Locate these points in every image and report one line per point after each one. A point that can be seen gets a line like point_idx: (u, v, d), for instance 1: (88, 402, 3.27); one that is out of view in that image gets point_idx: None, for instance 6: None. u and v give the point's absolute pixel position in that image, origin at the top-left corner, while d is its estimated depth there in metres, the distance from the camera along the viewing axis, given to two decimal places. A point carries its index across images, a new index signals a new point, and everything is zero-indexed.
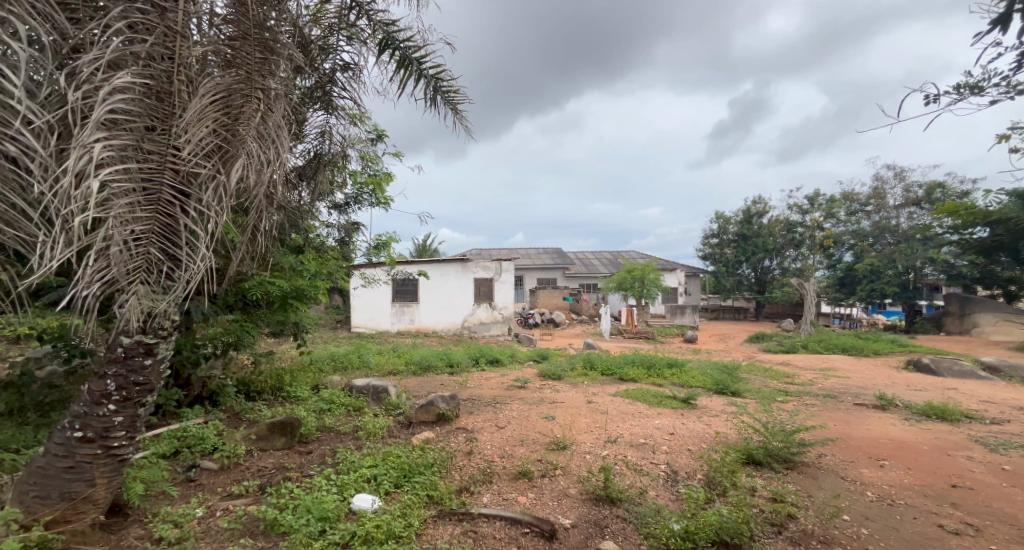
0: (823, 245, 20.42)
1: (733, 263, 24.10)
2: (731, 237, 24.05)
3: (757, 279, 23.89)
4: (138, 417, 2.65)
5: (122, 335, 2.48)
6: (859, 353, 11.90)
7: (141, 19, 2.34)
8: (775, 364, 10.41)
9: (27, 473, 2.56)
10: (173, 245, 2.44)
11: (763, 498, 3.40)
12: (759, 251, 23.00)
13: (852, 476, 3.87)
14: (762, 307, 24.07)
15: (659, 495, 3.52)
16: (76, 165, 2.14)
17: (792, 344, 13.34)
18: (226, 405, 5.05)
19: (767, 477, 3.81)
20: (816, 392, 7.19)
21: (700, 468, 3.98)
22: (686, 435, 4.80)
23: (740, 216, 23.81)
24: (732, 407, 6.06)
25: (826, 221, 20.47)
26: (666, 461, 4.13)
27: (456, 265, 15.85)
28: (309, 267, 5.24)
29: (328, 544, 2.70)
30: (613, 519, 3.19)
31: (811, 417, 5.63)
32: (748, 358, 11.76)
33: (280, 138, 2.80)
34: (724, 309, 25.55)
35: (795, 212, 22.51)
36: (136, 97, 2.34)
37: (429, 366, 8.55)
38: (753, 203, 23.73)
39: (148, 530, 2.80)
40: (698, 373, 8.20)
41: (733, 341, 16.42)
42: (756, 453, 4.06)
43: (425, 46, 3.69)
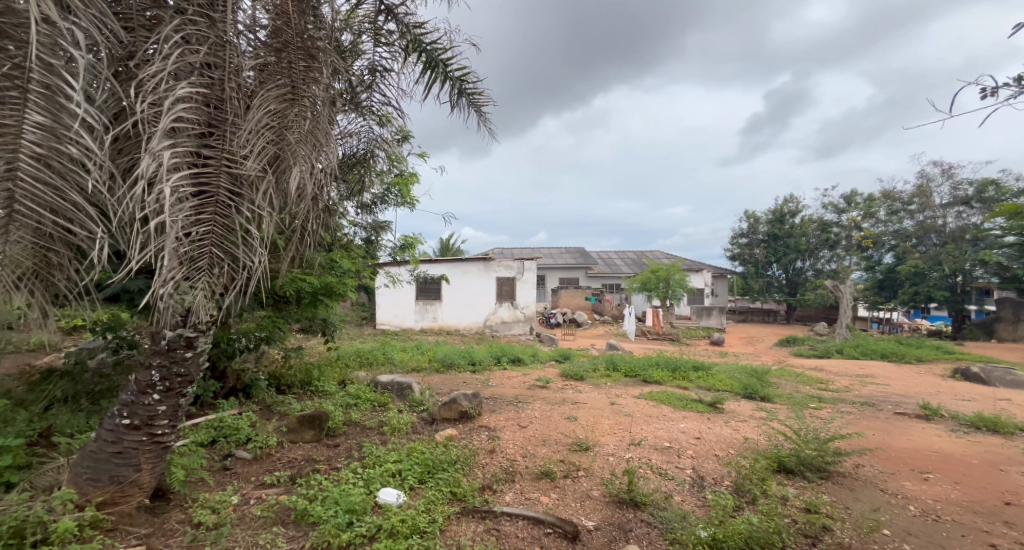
0: (860, 245, 19.81)
1: (763, 264, 23.61)
2: (760, 237, 23.53)
3: (788, 280, 23.37)
4: (179, 407, 2.78)
5: (165, 328, 2.60)
6: (900, 359, 11.50)
7: (194, 31, 2.48)
8: (808, 369, 10.18)
9: (80, 455, 2.69)
10: (231, 245, 2.55)
11: (796, 508, 3.35)
12: (790, 252, 22.47)
13: (893, 489, 3.77)
14: (792, 310, 23.50)
15: (685, 501, 3.50)
16: (146, 171, 2.26)
17: (826, 349, 12.96)
18: (259, 397, 5.25)
19: (799, 487, 3.74)
20: (852, 399, 7.00)
21: (728, 474, 3.93)
22: (713, 440, 4.75)
23: (770, 216, 23.28)
24: (761, 412, 5.97)
25: (864, 221, 19.83)
26: (691, 466, 4.10)
27: (478, 264, 15.96)
28: (339, 265, 5.40)
29: (355, 537, 2.78)
30: (637, 522, 3.19)
31: (847, 426, 5.47)
32: (778, 362, 11.56)
33: (327, 145, 2.94)
34: (752, 311, 25.06)
35: (830, 212, 21.88)
36: (194, 105, 2.45)
37: (451, 364, 8.68)
38: (786, 201, 23.14)
39: (188, 515, 2.91)
40: (724, 377, 8.09)
41: (763, 344, 16.01)
42: (787, 461, 3.99)
43: (452, 47, 3.73)
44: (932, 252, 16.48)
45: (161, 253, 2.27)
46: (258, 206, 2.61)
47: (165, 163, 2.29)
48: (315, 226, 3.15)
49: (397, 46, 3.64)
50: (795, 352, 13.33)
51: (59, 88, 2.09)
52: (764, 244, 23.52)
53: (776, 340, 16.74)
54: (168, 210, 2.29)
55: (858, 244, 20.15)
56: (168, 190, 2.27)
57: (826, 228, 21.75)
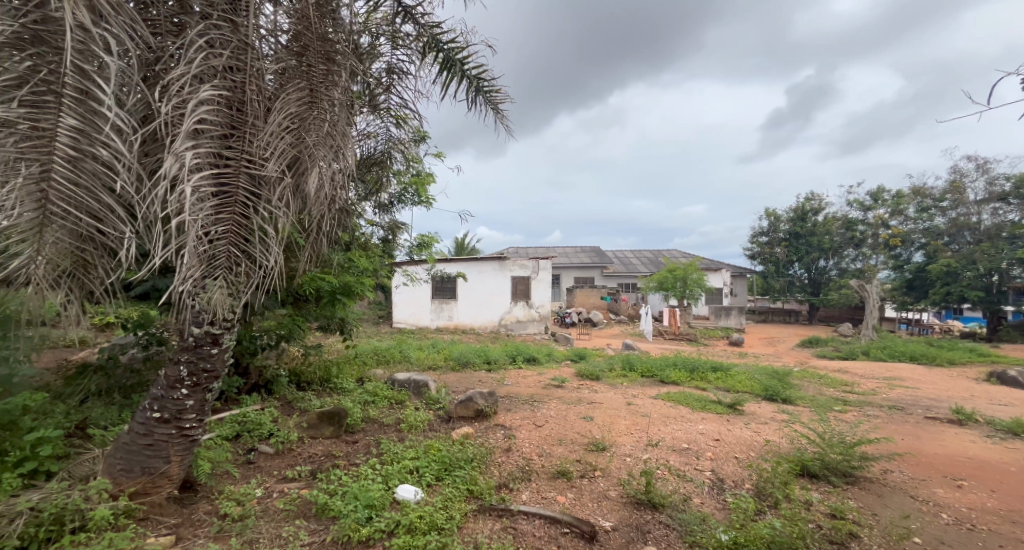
0: (887, 244, 19.37)
1: (784, 263, 23.29)
2: (782, 235, 23.15)
3: (811, 280, 22.95)
4: (206, 401, 2.87)
5: (192, 325, 2.69)
6: (931, 361, 11.22)
7: (217, 35, 2.55)
8: (832, 371, 10.01)
9: (114, 447, 2.79)
10: (249, 244, 2.61)
11: (821, 513, 3.32)
12: (813, 251, 22.12)
13: (924, 496, 3.70)
14: (815, 311, 23.05)
15: (705, 503, 3.49)
16: (169, 172, 2.33)
17: (852, 351, 12.71)
18: (280, 393, 5.36)
19: (824, 492, 3.70)
20: (879, 403, 6.86)
21: (749, 477, 3.91)
22: (732, 442, 4.71)
23: (792, 214, 22.95)
24: (783, 414, 5.90)
25: (892, 218, 19.37)
26: (711, 468, 4.08)
27: (493, 263, 16.01)
28: (357, 264, 5.49)
29: (375, 532, 2.83)
30: (655, 524, 3.19)
31: (875, 430, 5.37)
32: (800, 364, 11.39)
33: (344, 146, 2.99)
34: (772, 311, 24.66)
35: (855, 209, 21.41)
36: (216, 108, 2.51)
37: (467, 362, 8.74)
38: (809, 199, 22.73)
39: (215, 506, 3.00)
40: (744, 378, 8.00)
41: (785, 345, 15.77)
42: (810, 464, 3.94)
43: (468, 46, 3.77)
44: (965, 251, 16.00)
45: (183, 251, 2.34)
46: (275, 207, 2.67)
47: (187, 164, 2.35)
48: (333, 227, 3.20)
49: (414, 46, 3.69)
50: (818, 353, 13.11)
51: (90, 93, 2.17)
52: (785, 242, 23.12)
53: (798, 341, 16.47)
54: (189, 209, 2.35)
55: (885, 242, 19.69)
56: (190, 190, 2.34)
57: (851, 226, 21.29)
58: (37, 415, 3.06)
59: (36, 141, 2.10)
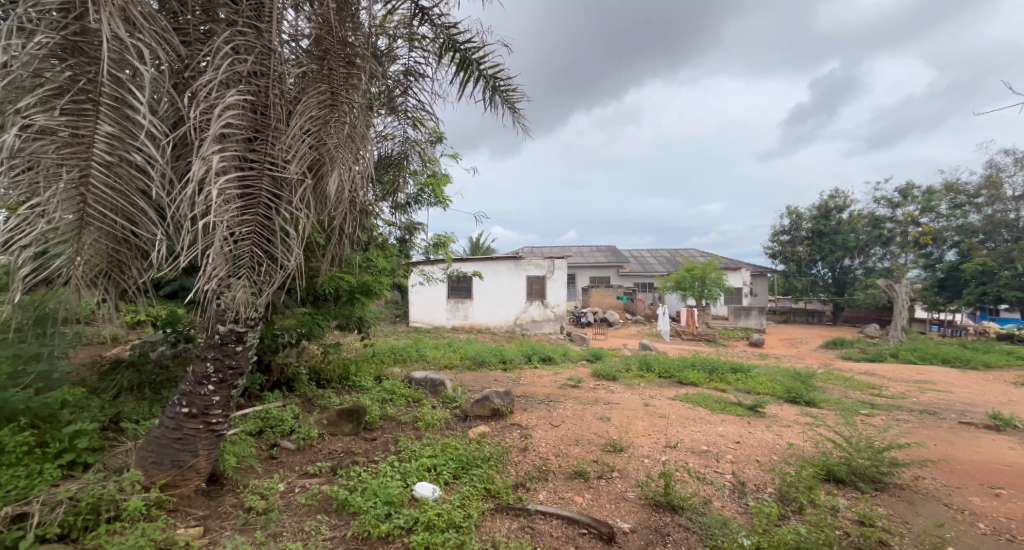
0: (917, 242, 18.93)
1: (806, 263, 23.16)
2: (804, 234, 23.10)
3: (835, 280, 22.50)
4: (231, 398, 2.95)
5: (219, 323, 2.78)
6: (965, 364, 10.93)
7: (243, 41, 2.62)
8: (859, 373, 9.82)
9: (145, 440, 2.89)
10: (271, 245, 2.68)
11: (848, 519, 3.28)
12: (838, 249, 21.79)
13: (958, 504, 3.63)
14: (840, 311, 22.56)
15: (726, 507, 3.47)
16: (197, 175, 2.41)
17: (879, 352, 12.47)
18: (301, 391, 5.47)
19: (851, 498, 3.65)
20: (909, 407, 6.72)
21: (771, 481, 3.87)
22: (753, 445, 4.67)
23: (815, 212, 22.69)
24: (807, 417, 5.83)
25: (923, 215, 18.90)
26: (731, 471, 4.05)
27: (508, 262, 16.05)
28: (375, 264, 5.58)
29: (394, 528, 2.88)
30: (675, 527, 3.19)
31: (906, 435, 5.26)
32: (824, 365, 11.20)
33: (363, 148, 3.05)
34: (794, 312, 24.24)
35: (882, 207, 20.93)
36: (241, 112, 2.58)
37: (482, 361, 8.80)
38: (833, 196, 22.32)
39: (240, 499, 3.08)
40: (765, 379, 7.90)
41: (807, 346, 15.53)
42: (836, 469, 3.90)
43: (484, 46, 3.80)
44: (1003, 249, 15.47)
45: (210, 252, 2.41)
46: (296, 208, 2.73)
47: (213, 168, 2.43)
48: (353, 227, 3.26)
49: (431, 46, 3.74)
50: (843, 355, 12.88)
51: (124, 100, 2.26)
52: (808, 241, 22.91)
53: (821, 342, 16.17)
54: (215, 211, 2.43)
55: (914, 241, 19.21)
56: (216, 192, 2.41)
57: (878, 224, 20.80)
58: (75, 407, 3.21)
59: (75, 147, 2.20)
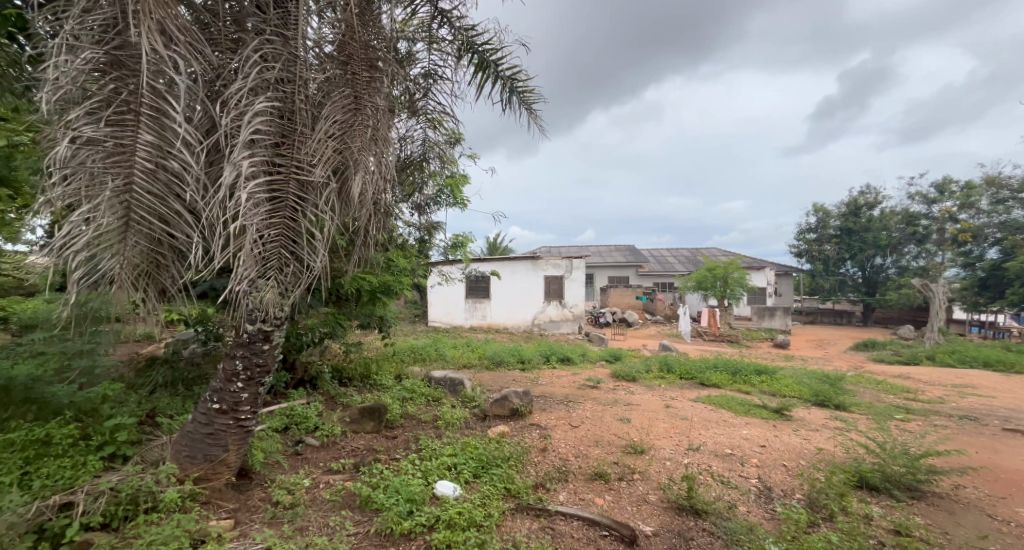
0: (955, 240, 18.01)
1: (835, 261, 22.61)
2: (832, 232, 22.62)
3: (866, 279, 21.97)
4: (259, 395, 3.05)
5: (248, 323, 2.87)
6: (1008, 369, 10.51)
7: (270, 49, 2.71)
8: (893, 377, 9.56)
9: (180, 434, 2.99)
10: (298, 247, 2.75)
11: (883, 528, 3.23)
12: (869, 247, 21.23)
13: (1002, 515, 3.54)
14: (870, 311, 21.96)
15: (752, 512, 3.44)
16: (228, 181, 2.49)
17: (915, 355, 12.12)
18: (324, 389, 5.58)
19: (886, 506, 3.59)
20: (948, 412, 6.52)
21: (799, 486, 3.83)
22: (780, 449, 4.62)
23: (843, 210, 22.20)
24: (837, 422, 5.72)
25: (962, 212, 18.17)
26: (757, 475, 4.01)
27: (526, 262, 16.07)
28: (396, 264, 5.67)
29: (416, 526, 2.94)
30: (699, 531, 3.18)
31: (946, 442, 5.13)
32: (854, 368, 10.94)
33: (386, 151, 3.10)
34: (823, 313, 23.78)
35: (917, 203, 20.29)
36: (269, 118, 2.67)
37: (500, 361, 8.84)
38: (863, 193, 21.77)
39: (268, 493, 3.18)
40: (792, 382, 7.76)
41: (835, 348, 15.19)
42: (870, 476, 3.82)
43: (502, 47, 3.84)
44: None
45: (240, 254, 2.49)
46: (322, 210, 2.80)
47: (243, 173, 2.51)
48: (376, 229, 3.32)
49: (449, 48, 3.78)
50: (876, 357, 12.55)
51: (161, 109, 2.37)
52: (835, 239, 22.45)
53: (850, 344, 15.78)
54: (245, 215, 2.51)
55: (951, 238, 18.32)
56: (246, 196, 2.50)
57: (913, 221, 20.06)
58: (115, 402, 3.37)
59: (118, 155, 2.32)
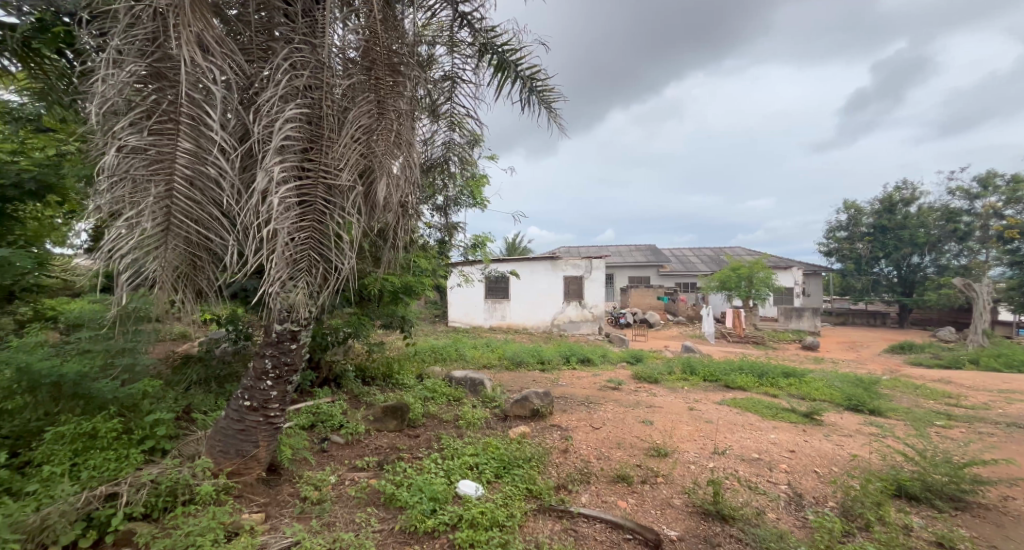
0: (1001, 237, 16.75)
1: (868, 260, 21.94)
2: (865, 230, 22.00)
3: (902, 279, 21.24)
4: (287, 392, 3.14)
5: (276, 323, 2.96)
6: None
7: (299, 58, 2.80)
8: (932, 382, 9.26)
9: (214, 430, 3.10)
10: (326, 249, 2.83)
11: (924, 540, 3.15)
12: (904, 245, 20.48)
13: None
14: (907, 311, 21.33)
15: (782, 519, 3.40)
16: (261, 186, 2.58)
17: (957, 359, 11.71)
18: (348, 387, 5.70)
19: (928, 517, 3.51)
20: (994, 419, 6.30)
21: (831, 494, 3.76)
22: (810, 454, 4.55)
23: (876, 207, 21.65)
24: (873, 427, 5.59)
25: (1007, 207, 17.23)
26: (787, 481, 3.96)
27: (545, 263, 16.06)
28: (419, 265, 5.76)
29: (439, 524, 2.99)
30: (725, 537, 3.16)
31: (992, 450, 4.97)
32: (890, 372, 10.62)
33: (410, 154, 3.16)
34: (856, 314, 23.15)
35: (958, 199, 19.53)
36: (299, 124, 2.75)
37: (520, 361, 8.88)
38: (899, 189, 21.16)
39: (297, 489, 3.27)
40: (822, 385, 7.60)
41: (870, 351, 14.78)
42: (910, 485, 3.74)
43: (521, 48, 3.88)
44: None
45: (273, 257, 2.57)
46: (349, 213, 2.88)
47: (275, 178, 2.60)
48: (400, 231, 3.38)
49: (469, 50, 3.82)
50: (914, 361, 12.15)
51: (198, 118, 2.47)
52: (869, 237, 21.86)
53: (885, 347, 15.33)
54: (277, 219, 2.59)
55: (997, 236, 16.98)
56: (278, 201, 2.58)
57: (953, 217, 19.13)
58: (154, 399, 3.52)
59: (159, 163, 2.43)
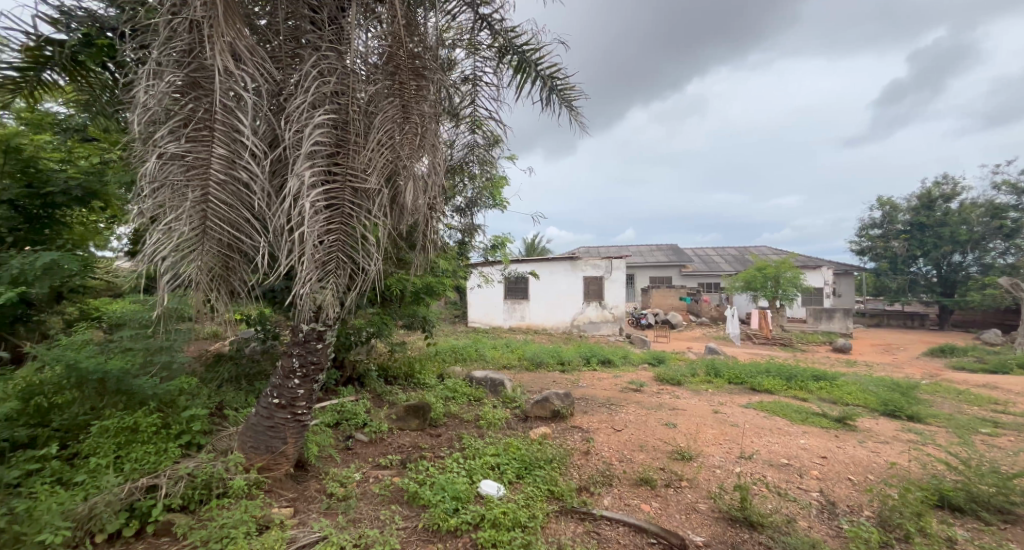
0: None
1: (905, 259, 21.24)
2: (901, 227, 21.33)
3: (941, 278, 20.17)
4: (314, 390, 3.23)
5: (303, 323, 3.05)
6: None
7: (327, 64, 2.88)
8: (976, 387, 8.93)
9: (245, 426, 3.20)
10: (353, 251, 2.90)
11: None
12: (945, 242, 19.43)
13: None
14: (947, 314, 20.46)
15: (813, 528, 3.35)
16: (292, 190, 2.66)
17: (1004, 363, 11.26)
18: (371, 386, 5.81)
19: (973, 530, 3.41)
20: None
21: (867, 503, 3.69)
22: (842, 461, 4.47)
23: (914, 203, 21.09)
24: (912, 434, 5.45)
25: None
26: (819, 489, 3.90)
27: (565, 263, 16.03)
28: (441, 266, 5.84)
29: (462, 523, 3.04)
30: (753, 545, 3.13)
31: None
32: (930, 376, 10.28)
33: (434, 157, 3.22)
34: (892, 315, 22.46)
35: (1003, 194, 18.75)
36: (327, 130, 2.83)
37: (540, 362, 8.91)
38: (939, 183, 20.51)
39: (323, 485, 3.35)
40: (855, 390, 7.42)
41: (907, 354, 14.34)
42: (953, 496, 3.64)
43: (541, 47, 3.91)
44: None
45: (303, 259, 2.65)
46: (376, 216, 2.95)
47: (305, 182, 2.68)
48: (423, 233, 3.44)
49: (489, 51, 3.86)
50: (957, 365, 11.71)
51: (232, 125, 2.57)
52: (905, 235, 21.19)
53: (925, 350, 14.82)
54: (308, 222, 2.67)
55: None
56: (308, 205, 2.66)
57: (999, 213, 18.55)
58: (189, 395, 3.66)
59: (196, 169, 2.54)
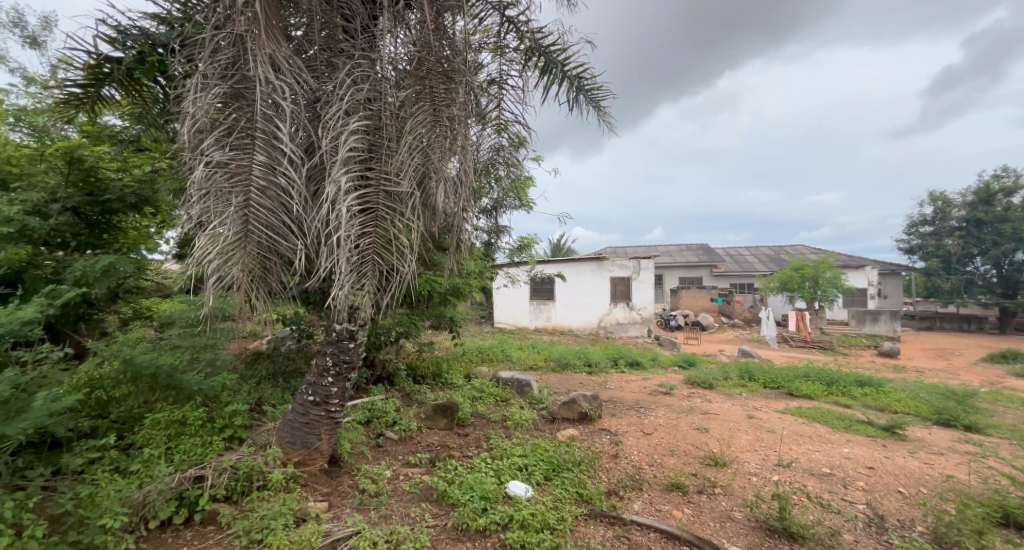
0: None
1: (960, 258, 20.20)
2: (955, 224, 20.31)
3: (1002, 277, 19.18)
4: (346, 388, 3.34)
5: (337, 322, 3.16)
6: None
7: (360, 72, 2.98)
8: None
9: (283, 422, 3.32)
10: (387, 253, 2.98)
11: None
12: (1008, 241, 18.40)
13: None
14: (1009, 317, 19.50)
15: (858, 541, 3.27)
16: (330, 195, 2.77)
17: None
18: (400, 385, 5.93)
19: None
20: None
21: (918, 518, 3.57)
22: (890, 472, 4.33)
23: (969, 199, 20.09)
24: (969, 446, 5.22)
25: None
26: (865, 501, 3.79)
27: (592, 264, 15.96)
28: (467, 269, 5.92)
29: (490, 523, 3.09)
30: None
31: None
32: (988, 384, 9.78)
33: (464, 160, 3.27)
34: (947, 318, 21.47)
35: None
36: (361, 136, 2.93)
37: (567, 364, 8.90)
38: (998, 177, 19.49)
39: (355, 481, 3.45)
40: (904, 397, 7.15)
41: (963, 359, 13.67)
42: (1017, 513, 3.47)
43: (568, 47, 3.94)
44: None
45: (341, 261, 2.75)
46: (409, 218, 3.03)
47: (341, 187, 2.78)
48: (454, 234, 3.51)
49: (516, 53, 3.89)
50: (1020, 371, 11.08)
51: (272, 134, 2.70)
52: (960, 232, 20.20)
53: (982, 355, 14.07)
54: (344, 225, 2.77)
55: None
56: (345, 208, 2.76)
57: None
58: (230, 391, 3.83)
59: (239, 175, 2.67)
